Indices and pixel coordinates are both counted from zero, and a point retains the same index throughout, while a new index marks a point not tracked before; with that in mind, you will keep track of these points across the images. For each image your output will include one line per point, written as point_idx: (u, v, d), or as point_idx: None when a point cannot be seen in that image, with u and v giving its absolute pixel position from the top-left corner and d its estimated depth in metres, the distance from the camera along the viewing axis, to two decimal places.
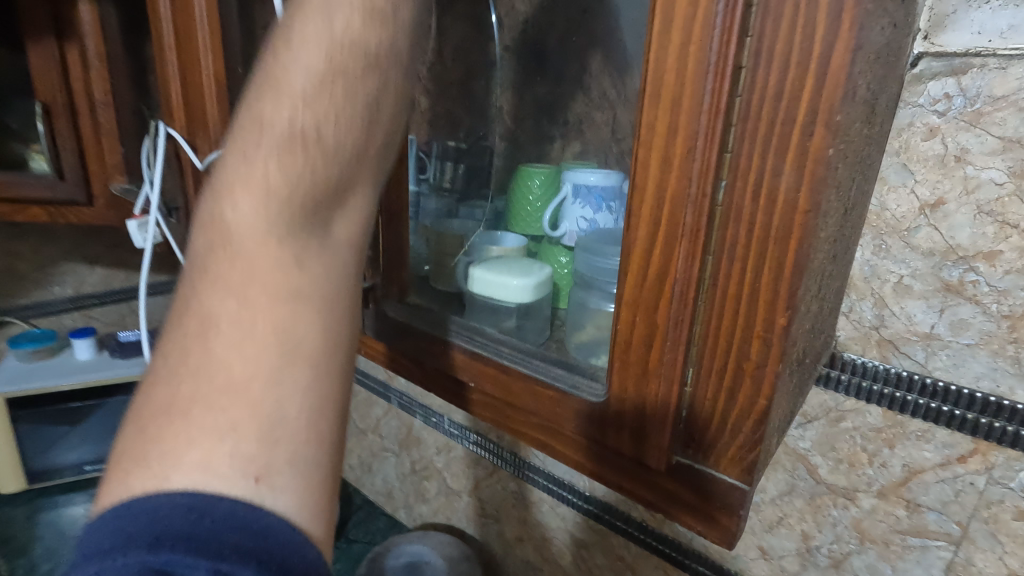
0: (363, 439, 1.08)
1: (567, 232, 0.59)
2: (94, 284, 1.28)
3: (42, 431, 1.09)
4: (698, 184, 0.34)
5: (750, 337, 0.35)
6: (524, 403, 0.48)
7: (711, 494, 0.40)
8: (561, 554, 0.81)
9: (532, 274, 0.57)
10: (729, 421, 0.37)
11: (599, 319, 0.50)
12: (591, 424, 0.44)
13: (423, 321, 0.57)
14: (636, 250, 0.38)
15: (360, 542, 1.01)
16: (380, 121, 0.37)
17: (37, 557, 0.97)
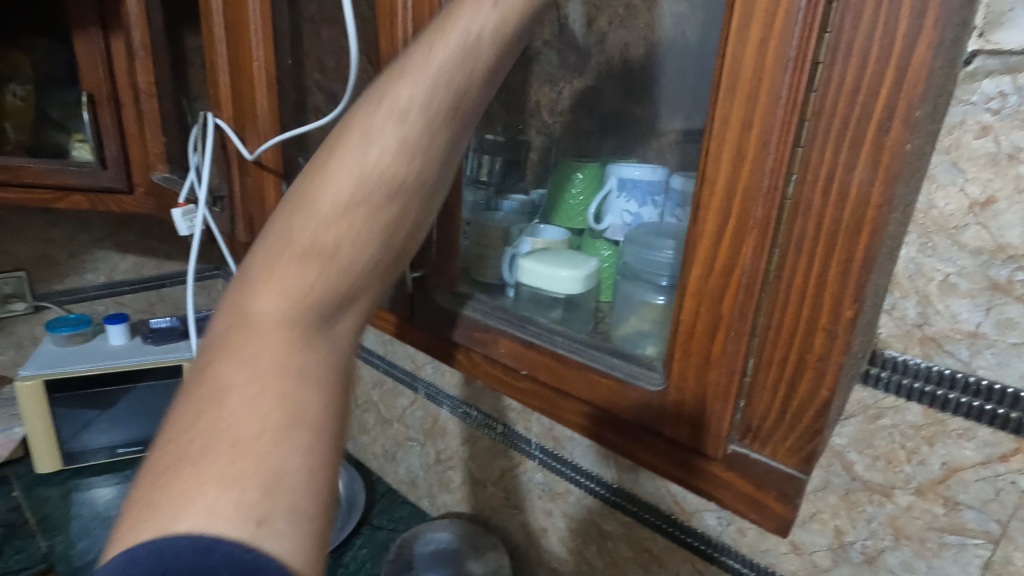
0: (388, 428, 1.09)
1: (611, 226, 0.61)
2: (125, 271, 1.31)
3: (74, 413, 1.12)
4: (770, 178, 0.36)
5: (814, 329, 0.37)
6: (578, 390, 0.50)
7: (765, 483, 0.42)
8: (586, 545, 0.82)
9: (580, 264, 0.58)
10: (791, 410, 0.40)
11: (643, 311, 0.52)
12: (641, 413, 0.46)
13: (473, 309, 0.60)
14: (704, 241, 0.40)
15: (384, 529, 1.03)
16: (405, 231, 0.40)
17: (73, 534, 0.99)
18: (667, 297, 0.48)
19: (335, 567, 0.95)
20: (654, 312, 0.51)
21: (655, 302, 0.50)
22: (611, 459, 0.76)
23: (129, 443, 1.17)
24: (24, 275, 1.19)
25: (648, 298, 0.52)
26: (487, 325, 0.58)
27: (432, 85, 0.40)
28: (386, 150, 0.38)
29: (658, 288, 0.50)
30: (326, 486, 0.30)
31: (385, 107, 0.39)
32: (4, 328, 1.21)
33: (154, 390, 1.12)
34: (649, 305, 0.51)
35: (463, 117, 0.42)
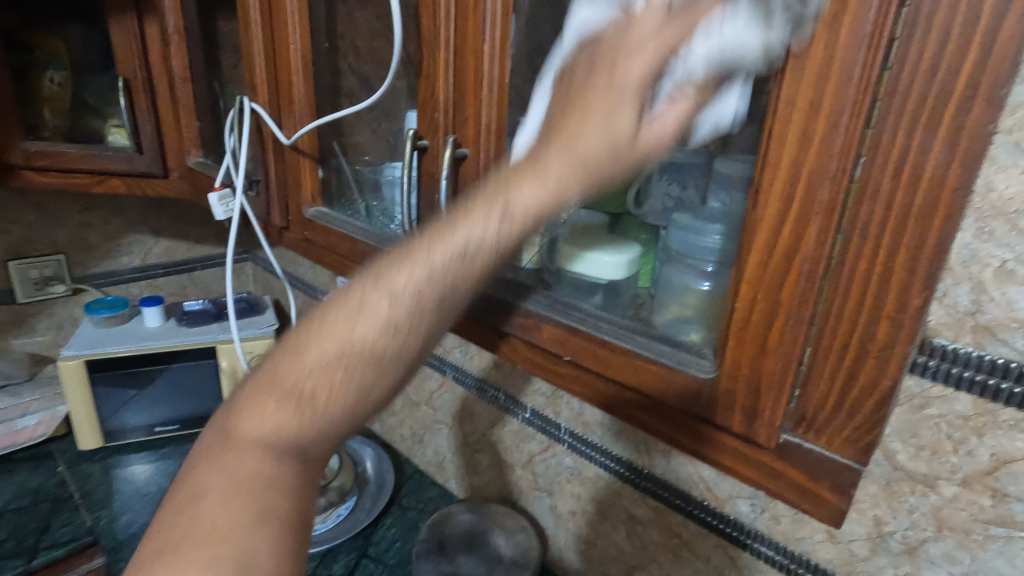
0: (416, 411, 1.11)
1: (652, 211, 0.58)
2: (158, 255, 1.34)
3: (114, 391, 1.15)
4: (839, 161, 0.37)
5: (878, 316, 0.39)
6: (624, 376, 0.52)
7: (819, 471, 0.45)
8: (614, 529, 0.83)
9: (621, 249, 0.58)
10: (850, 396, 0.42)
11: (683, 297, 0.54)
12: (692, 399, 0.48)
13: (516, 294, 0.61)
14: (765, 225, 0.41)
15: (413, 509, 1.05)
16: (391, 398, 0.35)
17: (116, 508, 1.03)
18: (712, 283, 0.50)
19: (365, 546, 0.98)
20: (696, 297, 0.52)
21: (698, 288, 0.52)
22: (643, 445, 0.76)
23: (166, 421, 1.20)
24: (64, 257, 1.23)
25: (689, 283, 0.53)
26: (531, 311, 0.59)
27: (425, 278, 0.33)
28: (362, 333, 0.33)
29: (701, 273, 0.52)
30: (294, 575, 0.32)
31: (379, 283, 0.33)
32: (46, 309, 1.24)
33: (188, 369, 1.17)
34: (690, 290, 0.53)
35: (462, 309, 0.35)
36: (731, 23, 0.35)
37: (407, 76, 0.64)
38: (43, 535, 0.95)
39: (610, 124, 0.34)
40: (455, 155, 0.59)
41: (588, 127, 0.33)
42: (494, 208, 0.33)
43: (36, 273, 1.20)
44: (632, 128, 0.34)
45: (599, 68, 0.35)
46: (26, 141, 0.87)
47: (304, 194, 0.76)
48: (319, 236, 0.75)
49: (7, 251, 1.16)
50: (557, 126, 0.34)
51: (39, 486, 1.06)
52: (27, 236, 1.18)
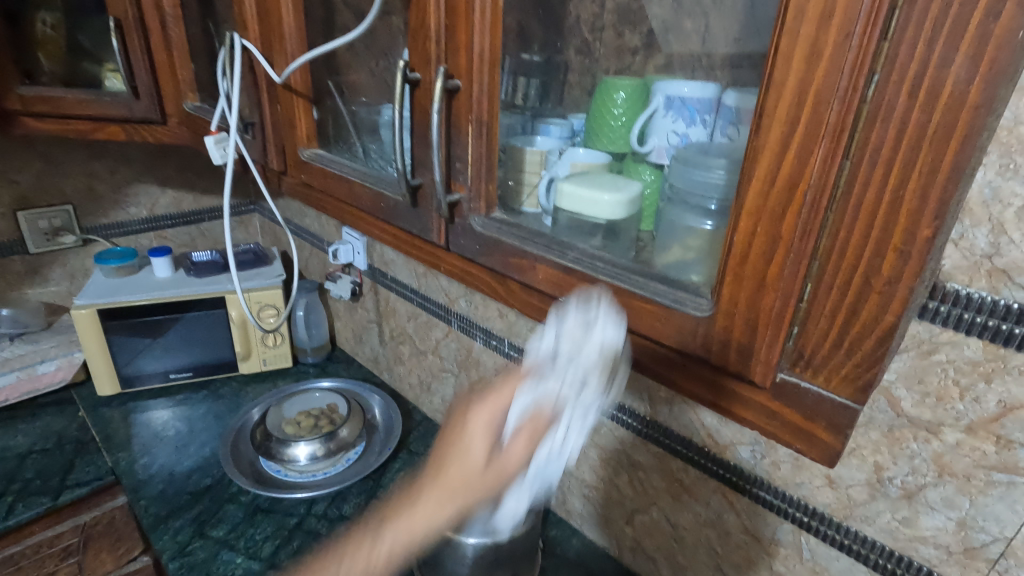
0: (424, 360, 1.12)
1: (655, 149, 0.56)
2: (165, 206, 1.34)
3: (128, 341, 1.18)
4: (850, 76, 0.35)
5: (885, 249, 0.38)
6: (622, 317, 0.52)
7: (816, 410, 0.46)
8: (617, 474, 0.84)
9: (621, 186, 0.55)
10: (851, 332, 0.41)
11: (686, 239, 0.52)
12: (688, 340, 0.49)
13: (510, 234, 0.59)
14: (767, 151, 0.40)
15: (421, 454, 1.08)
16: None
17: (136, 450, 1.06)
18: (716, 220, 0.48)
19: (375, 488, 1.01)
20: (698, 239, 0.50)
21: (702, 230, 0.50)
22: (645, 394, 0.76)
23: (180, 368, 1.22)
24: (72, 207, 1.23)
25: (693, 223, 0.51)
26: (526, 251, 0.57)
27: None
28: None
29: (705, 213, 0.50)
30: None
31: None
32: (59, 259, 1.25)
33: (200, 318, 1.20)
34: (693, 231, 0.51)
35: None
36: (540, 381, 0.48)
37: (398, 9, 0.60)
38: (68, 475, 1.00)
39: (467, 455, 0.49)
40: (445, 89, 0.56)
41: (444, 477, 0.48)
42: (370, 557, 0.46)
43: (46, 223, 1.20)
44: (481, 459, 0.49)
45: (451, 429, 0.51)
46: (22, 86, 0.84)
47: (300, 137, 0.75)
48: (316, 179, 0.74)
49: (16, 201, 1.16)
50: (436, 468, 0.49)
51: (62, 429, 1.10)
52: (34, 186, 1.17)
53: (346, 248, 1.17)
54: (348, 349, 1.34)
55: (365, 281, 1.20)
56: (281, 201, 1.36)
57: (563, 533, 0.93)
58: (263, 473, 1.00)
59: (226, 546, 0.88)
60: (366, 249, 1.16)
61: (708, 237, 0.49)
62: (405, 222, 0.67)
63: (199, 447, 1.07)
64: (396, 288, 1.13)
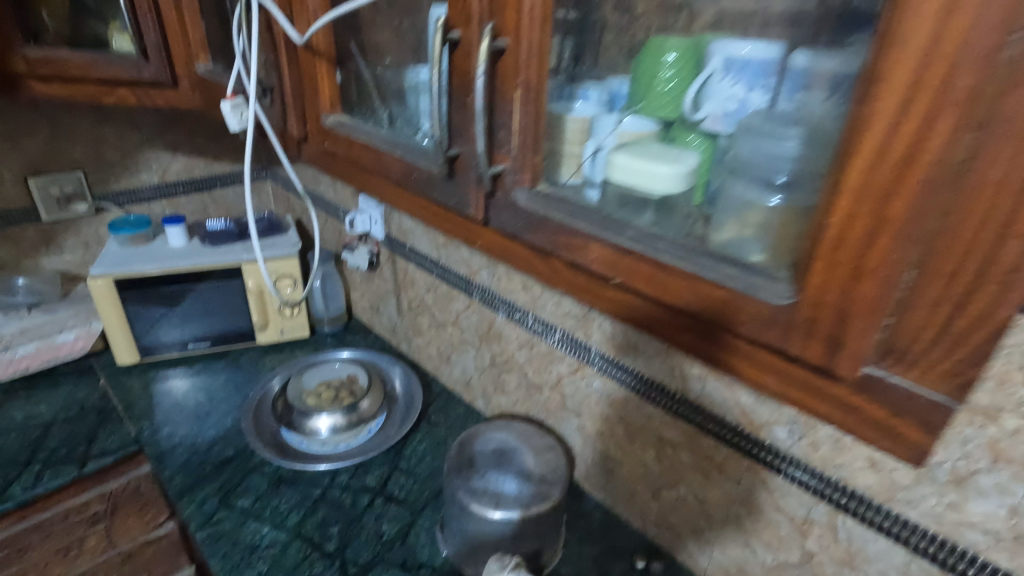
0: (443, 332, 1.11)
1: (710, 116, 0.53)
2: (177, 172, 1.31)
3: (145, 309, 1.17)
4: (988, 37, 0.31)
5: (1007, 236, 0.35)
6: (689, 302, 0.49)
7: (905, 407, 0.43)
8: (644, 450, 0.83)
9: (678, 158, 0.53)
10: (957, 324, 0.39)
11: (744, 215, 0.49)
12: (764, 329, 0.46)
13: (558, 208, 0.57)
14: (878, 124, 0.36)
15: (442, 426, 1.07)
16: None
17: (158, 420, 1.06)
18: (786, 195, 0.46)
19: (397, 459, 1.01)
20: (761, 215, 0.48)
21: (765, 205, 0.48)
22: (678, 370, 0.74)
23: (198, 337, 1.22)
24: (83, 174, 1.20)
25: (755, 198, 0.49)
26: (576, 229, 0.55)
27: None
28: None
29: (770, 188, 0.48)
30: None
31: None
32: (72, 227, 1.23)
33: (216, 289, 1.18)
34: (754, 207, 0.49)
35: None
36: None
37: None
38: (92, 444, 1.00)
39: None
40: (492, 48, 0.53)
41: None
42: None
43: (57, 190, 1.18)
44: None
45: None
46: (26, 48, 0.81)
47: (321, 101, 0.71)
48: (339, 145, 0.71)
49: (26, 167, 1.14)
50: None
51: (84, 399, 1.10)
52: (43, 152, 1.15)
53: (364, 217, 1.15)
54: (365, 319, 1.33)
55: (382, 251, 1.18)
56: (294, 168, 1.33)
57: (586, 508, 0.93)
58: (284, 445, 1.00)
59: (251, 516, 0.89)
60: (383, 219, 1.13)
61: (773, 212, 0.47)
62: (440, 191, 0.64)
63: (221, 417, 1.07)
64: (414, 258, 1.10)
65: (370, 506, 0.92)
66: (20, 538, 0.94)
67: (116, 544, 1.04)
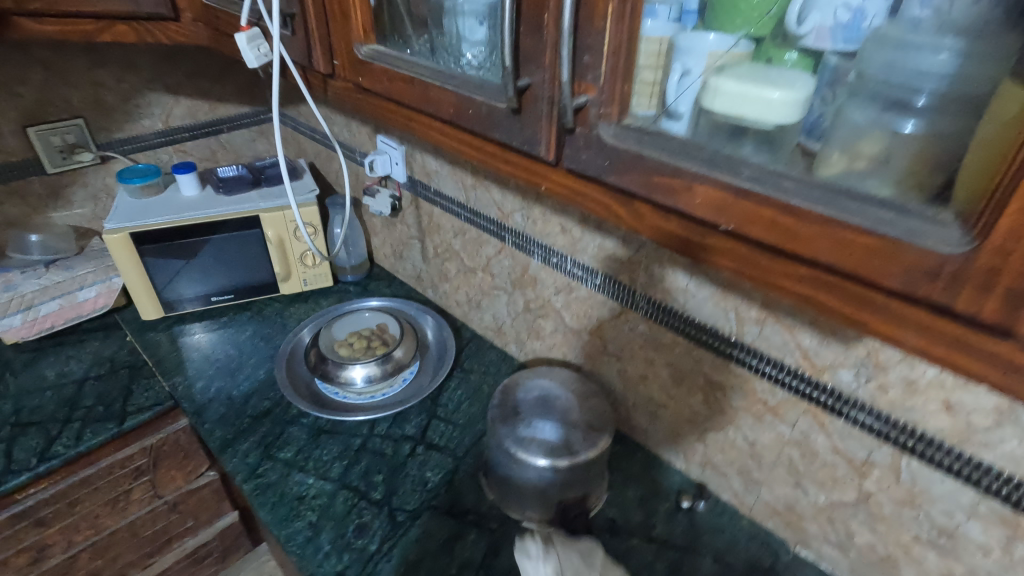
0: (473, 278, 1.07)
1: (816, 28, 0.40)
2: (181, 117, 1.24)
3: (164, 263, 1.13)
4: None
5: None
6: (815, 250, 0.34)
7: None
8: (691, 394, 0.81)
9: (789, 81, 0.40)
10: None
11: (853, 144, 0.37)
12: (919, 286, 0.31)
13: (657, 145, 0.41)
14: None
15: (476, 372, 1.06)
16: None
17: (191, 373, 1.05)
18: (928, 118, 0.35)
19: (434, 407, 1.00)
20: (879, 145, 0.36)
21: (891, 133, 0.36)
22: (732, 313, 0.71)
23: (221, 290, 1.19)
24: (83, 121, 1.13)
25: (872, 125, 0.37)
26: (679, 167, 0.39)
27: None
28: None
29: (899, 112, 0.36)
30: None
31: None
32: (79, 179, 1.18)
33: (231, 241, 1.14)
34: (870, 134, 0.37)
35: None
36: None
37: None
38: (129, 400, 1.00)
39: None
40: None
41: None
42: None
43: (59, 140, 1.11)
44: None
45: None
46: None
47: (354, 29, 0.62)
48: (375, 79, 0.61)
49: (23, 115, 1.07)
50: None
51: (114, 355, 1.09)
52: (39, 98, 1.07)
53: (385, 158, 1.08)
54: (388, 266, 1.29)
55: (405, 195, 1.13)
56: (304, 108, 1.25)
57: (627, 451, 0.93)
58: (321, 396, 1.00)
59: (295, 467, 0.89)
60: (405, 160, 1.07)
61: (905, 140, 0.36)
62: (500, 132, 0.50)
63: (253, 369, 1.06)
64: (440, 202, 1.05)
65: (412, 454, 0.92)
66: (69, 494, 0.95)
67: (162, 493, 1.07)
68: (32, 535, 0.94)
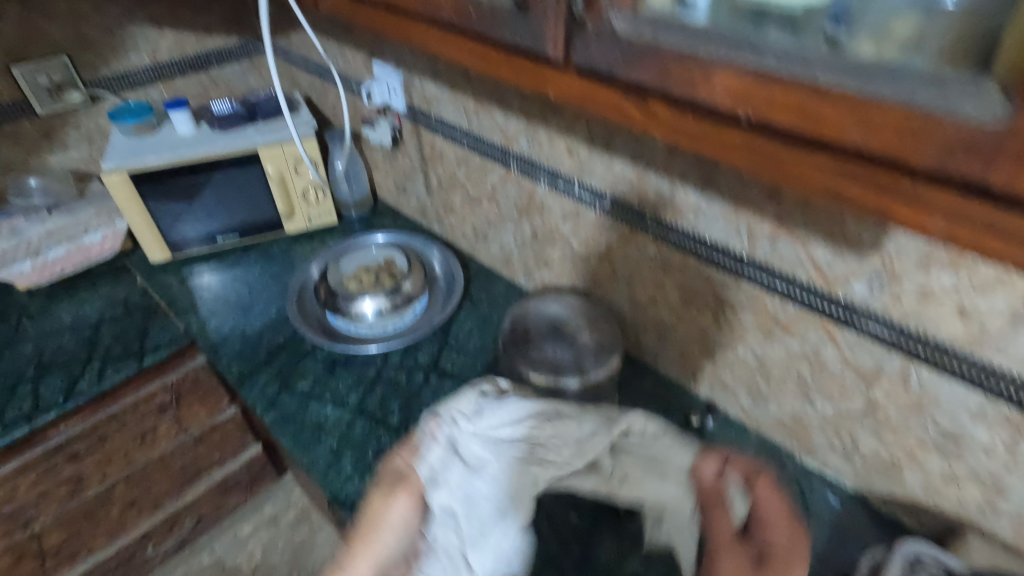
0: (478, 208, 1.06)
1: None
2: (169, 50, 1.19)
3: (166, 205, 1.12)
4: None
5: None
6: (845, 133, 0.30)
7: None
8: (701, 314, 0.81)
9: None
10: None
11: (885, 28, 0.33)
12: (954, 165, 0.27)
13: (672, 30, 0.37)
14: None
15: (485, 304, 1.06)
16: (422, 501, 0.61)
17: (203, 313, 1.06)
18: None
19: (445, 337, 1.01)
20: (914, 25, 0.32)
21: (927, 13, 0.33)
22: (744, 230, 0.70)
23: (226, 230, 1.18)
24: (68, 57, 1.09)
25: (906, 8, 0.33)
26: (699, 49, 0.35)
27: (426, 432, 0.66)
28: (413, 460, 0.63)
29: None
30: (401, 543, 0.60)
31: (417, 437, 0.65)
32: (70, 121, 1.15)
33: (234, 177, 1.12)
34: (902, 16, 0.33)
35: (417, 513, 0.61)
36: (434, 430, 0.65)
37: None
38: (145, 338, 1.01)
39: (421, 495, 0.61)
40: None
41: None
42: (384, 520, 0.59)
43: (45, 79, 1.07)
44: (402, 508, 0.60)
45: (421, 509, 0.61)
46: None
47: None
48: None
49: (5, 53, 1.03)
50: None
51: (127, 297, 1.10)
52: (20, 34, 1.03)
53: (382, 86, 1.06)
54: (392, 201, 1.28)
55: (404, 125, 1.09)
56: (296, 37, 1.20)
57: (637, 374, 0.94)
58: (333, 330, 1.00)
59: (313, 397, 0.91)
60: (403, 87, 1.04)
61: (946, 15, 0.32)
62: (507, 29, 0.46)
63: (265, 307, 1.07)
64: (442, 130, 1.02)
65: (426, 381, 0.94)
66: (97, 429, 0.98)
67: (186, 428, 1.11)
68: (67, 468, 0.98)
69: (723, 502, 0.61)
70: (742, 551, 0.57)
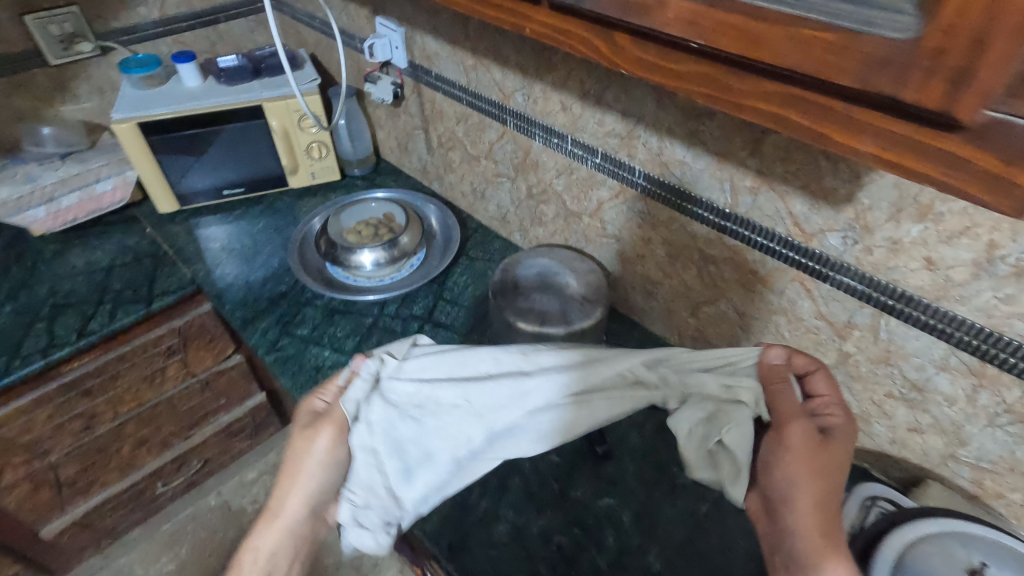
0: (476, 166, 1.08)
1: None
2: (176, 5, 1.21)
3: (174, 157, 1.15)
4: None
5: None
6: (778, 56, 0.30)
7: None
8: (685, 269, 0.84)
9: None
10: None
11: None
12: (873, 83, 0.27)
13: None
14: None
15: (481, 260, 1.09)
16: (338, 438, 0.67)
17: (209, 261, 1.10)
18: None
19: (441, 291, 1.05)
20: None
21: None
22: (727, 184, 0.72)
23: (232, 183, 1.22)
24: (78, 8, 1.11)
25: None
26: None
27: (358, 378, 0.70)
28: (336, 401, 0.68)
29: None
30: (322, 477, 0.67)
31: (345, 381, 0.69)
32: (82, 72, 1.18)
33: (245, 130, 1.14)
34: None
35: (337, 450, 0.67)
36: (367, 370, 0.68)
37: None
38: (154, 284, 1.05)
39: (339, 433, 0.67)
40: None
41: (811, 491, 0.52)
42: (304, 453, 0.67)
43: (57, 29, 1.10)
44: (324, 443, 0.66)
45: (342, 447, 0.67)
46: None
47: None
48: None
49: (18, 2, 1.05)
50: (791, 496, 0.53)
51: (137, 245, 1.14)
52: None
53: (383, 42, 1.06)
54: (394, 160, 1.30)
55: (406, 82, 1.11)
56: None
57: (625, 329, 0.97)
58: (332, 280, 1.04)
59: (312, 342, 0.95)
60: (405, 43, 1.04)
61: None
62: None
63: (268, 258, 1.11)
64: (442, 88, 1.04)
65: (420, 330, 0.98)
66: (108, 368, 1.03)
67: (194, 372, 1.16)
68: (82, 404, 1.04)
69: (785, 383, 0.60)
70: (809, 425, 0.57)
